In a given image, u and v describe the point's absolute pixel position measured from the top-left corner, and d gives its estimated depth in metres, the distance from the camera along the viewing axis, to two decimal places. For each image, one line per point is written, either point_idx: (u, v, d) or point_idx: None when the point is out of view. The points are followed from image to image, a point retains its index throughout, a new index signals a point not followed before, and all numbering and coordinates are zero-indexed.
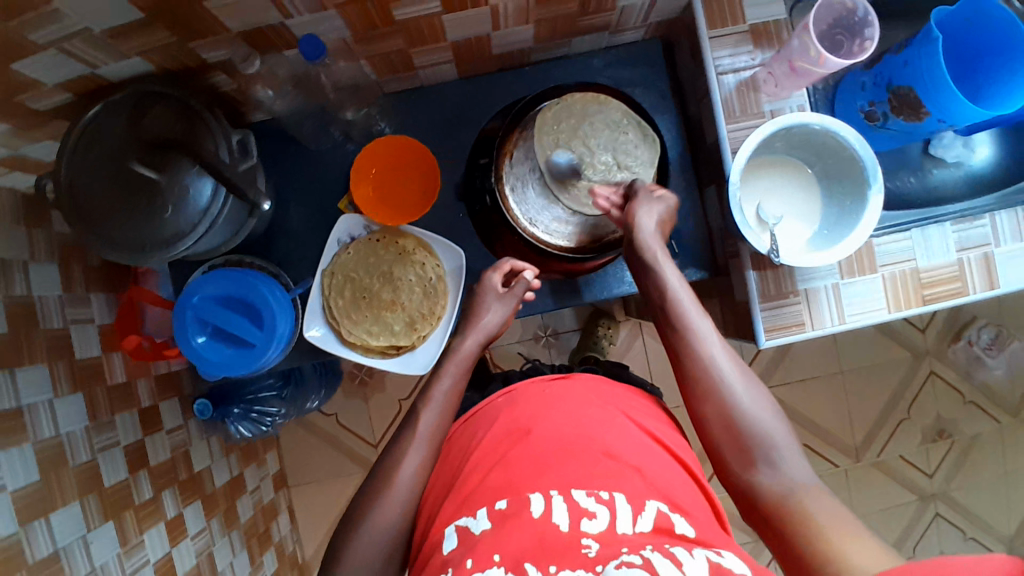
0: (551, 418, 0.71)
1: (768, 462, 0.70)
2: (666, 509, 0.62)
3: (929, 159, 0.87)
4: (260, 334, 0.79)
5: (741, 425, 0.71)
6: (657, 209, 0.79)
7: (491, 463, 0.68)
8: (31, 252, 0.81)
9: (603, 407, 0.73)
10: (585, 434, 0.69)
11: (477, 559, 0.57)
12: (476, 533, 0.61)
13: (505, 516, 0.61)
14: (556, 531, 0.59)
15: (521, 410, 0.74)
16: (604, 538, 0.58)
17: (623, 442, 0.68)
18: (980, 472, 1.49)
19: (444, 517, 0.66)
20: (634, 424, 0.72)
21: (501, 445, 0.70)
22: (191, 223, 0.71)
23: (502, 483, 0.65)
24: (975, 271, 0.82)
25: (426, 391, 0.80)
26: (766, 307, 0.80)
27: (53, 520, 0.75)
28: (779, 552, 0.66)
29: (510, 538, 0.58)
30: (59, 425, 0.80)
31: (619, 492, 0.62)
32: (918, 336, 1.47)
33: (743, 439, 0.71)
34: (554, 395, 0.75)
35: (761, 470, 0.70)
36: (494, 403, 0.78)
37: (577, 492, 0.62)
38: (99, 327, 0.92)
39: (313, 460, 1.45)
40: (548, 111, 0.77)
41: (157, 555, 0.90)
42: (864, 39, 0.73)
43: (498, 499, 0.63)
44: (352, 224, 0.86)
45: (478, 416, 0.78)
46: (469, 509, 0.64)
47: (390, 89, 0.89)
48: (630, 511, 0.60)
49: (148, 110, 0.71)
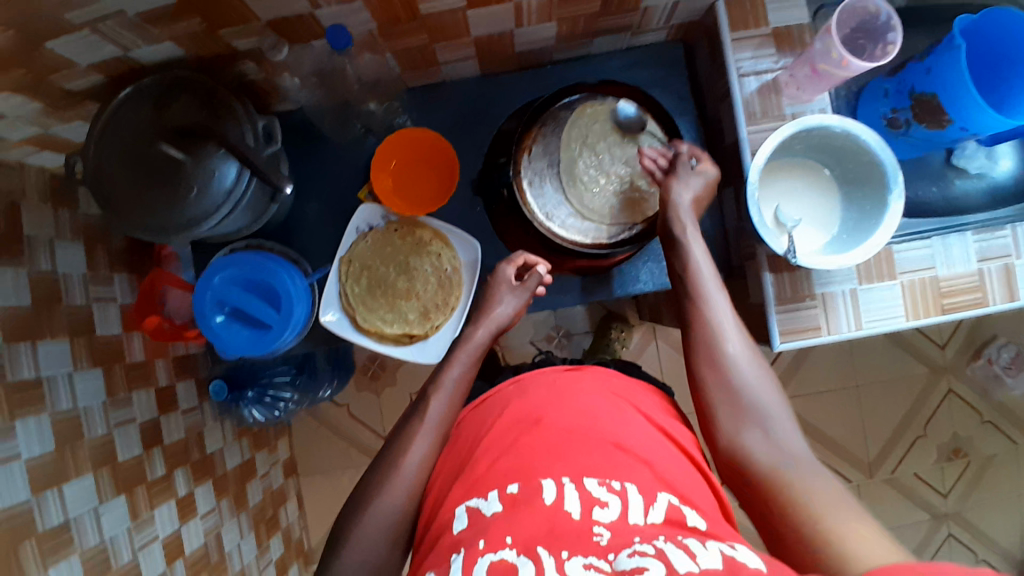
0: (561, 410, 0.72)
1: (763, 432, 0.67)
2: (677, 502, 0.62)
3: (951, 169, 0.86)
4: (276, 316, 0.81)
5: (740, 399, 0.70)
6: (695, 183, 0.78)
7: (502, 448, 0.69)
8: (58, 231, 0.83)
9: (615, 400, 0.74)
10: (599, 427, 0.69)
11: (490, 540, 0.57)
12: (487, 515, 0.61)
13: (516, 501, 0.61)
14: (567, 518, 0.59)
15: (532, 400, 0.75)
16: (615, 527, 0.58)
17: (635, 437, 0.69)
18: (995, 493, 1.46)
19: (453, 499, 0.66)
20: (645, 420, 0.73)
21: (512, 432, 0.71)
22: (215, 205, 0.73)
23: (514, 468, 0.66)
24: (995, 282, 0.81)
25: (436, 378, 0.80)
26: (781, 310, 0.80)
27: (66, 491, 0.77)
28: (764, 522, 0.63)
29: (522, 523, 0.58)
30: (76, 398, 0.82)
31: (630, 484, 0.63)
32: (937, 352, 1.45)
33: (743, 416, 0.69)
34: (566, 387, 0.76)
35: (758, 445, 0.67)
36: (505, 391, 0.79)
37: (589, 481, 0.62)
38: (121, 307, 0.95)
39: (322, 449, 1.46)
40: (650, 118, 0.83)
41: (166, 531, 0.93)
42: (887, 43, 0.73)
43: (510, 484, 0.64)
44: (370, 214, 0.87)
45: (489, 402, 0.79)
46: (480, 491, 0.65)
47: (413, 83, 0.90)
48: (642, 501, 0.61)
49: (177, 95, 0.73)
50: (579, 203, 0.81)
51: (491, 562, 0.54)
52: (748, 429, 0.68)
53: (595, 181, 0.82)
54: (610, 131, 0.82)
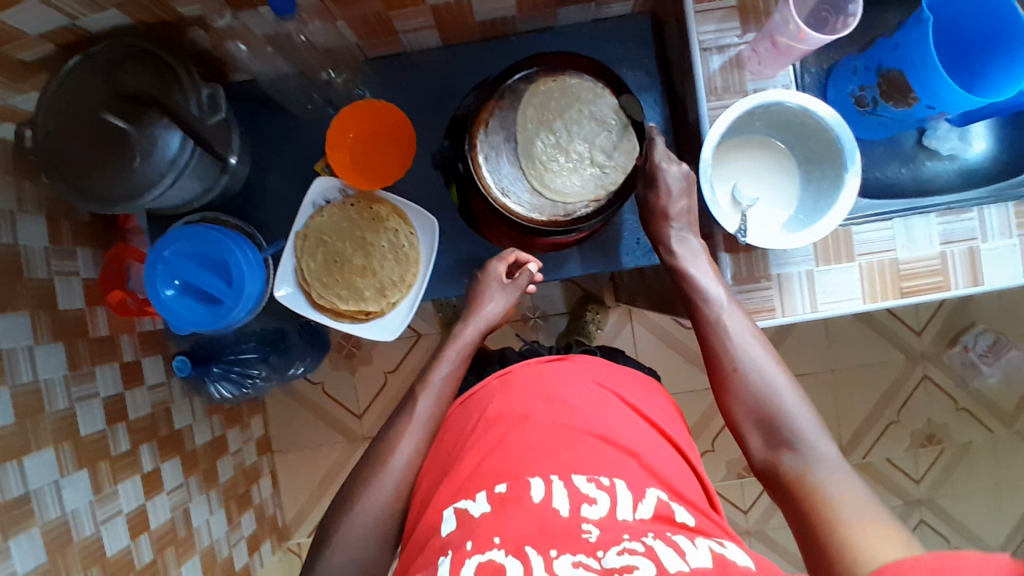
0: (548, 405, 0.70)
1: (791, 446, 0.68)
2: (665, 497, 0.62)
3: (923, 150, 0.85)
4: (229, 292, 0.80)
5: (762, 409, 0.71)
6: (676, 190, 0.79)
7: (487, 448, 0.67)
8: (18, 202, 0.80)
9: (598, 390, 0.73)
10: (583, 419, 0.68)
11: (477, 542, 0.56)
12: (475, 516, 0.59)
13: (504, 500, 0.60)
14: (556, 517, 0.58)
15: (516, 396, 0.72)
16: (604, 524, 0.57)
17: (622, 429, 0.68)
18: (968, 480, 1.46)
19: (441, 501, 0.64)
20: (629, 409, 0.73)
21: (498, 428, 0.69)
22: (159, 173, 0.71)
23: (500, 466, 0.64)
24: (959, 266, 0.79)
25: (424, 377, 0.79)
26: (737, 290, 0.80)
27: (26, 464, 0.77)
28: (796, 525, 0.64)
29: (510, 522, 0.57)
30: (37, 371, 0.81)
31: (619, 479, 0.62)
32: (915, 338, 1.44)
33: (767, 424, 0.70)
34: (551, 378, 0.74)
35: (785, 453, 0.68)
36: (489, 387, 0.76)
37: (578, 477, 0.61)
38: (84, 281, 0.92)
39: (297, 427, 1.46)
40: (607, 90, 0.79)
41: (130, 506, 0.93)
42: (848, 14, 0.71)
43: (498, 483, 0.62)
44: (327, 188, 0.85)
45: (474, 398, 0.76)
46: (467, 493, 0.63)
47: (373, 54, 0.88)
48: (630, 497, 0.60)
49: (123, 62, 0.71)
50: (538, 181, 0.79)
51: (479, 564, 0.53)
52: (779, 445, 0.69)
53: (563, 167, 0.79)
54: (569, 105, 0.79)
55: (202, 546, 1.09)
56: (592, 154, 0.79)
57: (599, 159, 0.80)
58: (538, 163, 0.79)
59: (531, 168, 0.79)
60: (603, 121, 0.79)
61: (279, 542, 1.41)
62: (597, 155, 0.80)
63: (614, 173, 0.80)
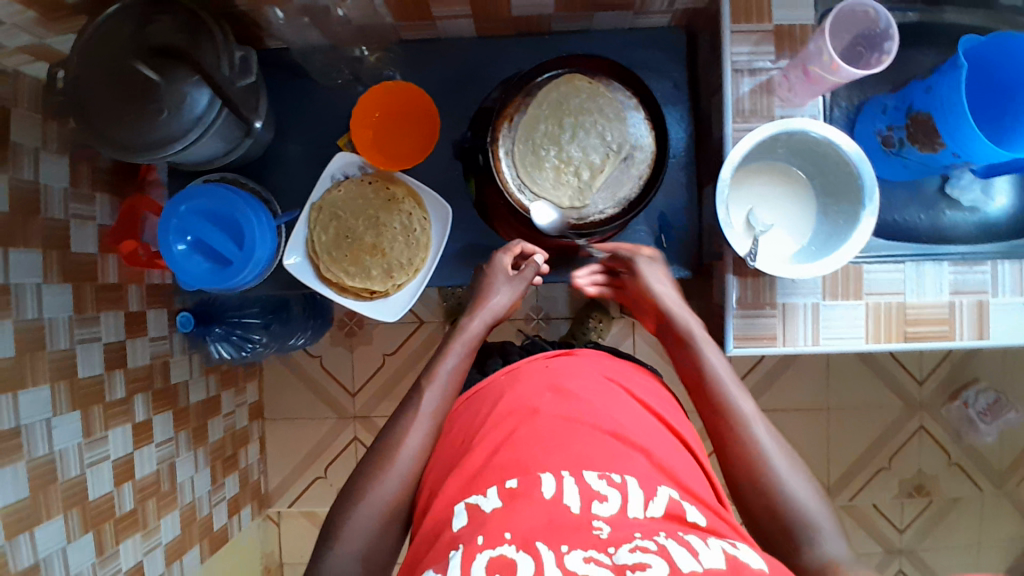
0: (558, 398, 0.69)
1: (809, 541, 0.62)
2: (677, 496, 0.61)
3: (944, 199, 0.84)
4: (237, 254, 0.81)
5: (778, 499, 0.65)
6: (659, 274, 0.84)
7: (495, 442, 0.65)
8: (44, 142, 0.82)
9: (606, 384, 0.72)
10: (590, 413, 0.67)
11: (488, 536, 0.54)
12: (485, 511, 0.58)
13: (514, 495, 0.59)
14: (567, 512, 0.57)
15: (525, 389, 0.71)
16: (615, 521, 0.56)
17: (630, 424, 0.67)
18: (952, 536, 1.45)
19: (450, 494, 0.63)
20: (637, 403, 0.72)
21: (507, 422, 0.67)
22: (183, 129, 0.72)
23: (510, 461, 0.62)
24: (966, 317, 0.79)
25: (430, 369, 0.77)
26: (740, 315, 0.79)
27: (20, 398, 0.78)
28: None
29: (520, 517, 0.56)
30: (42, 309, 0.82)
31: (630, 476, 0.60)
32: (915, 387, 1.43)
33: (783, 518, 0.64)
34: (559, 371, 0.73)
35: (804, 550, 0.62)
36: (496, 380, 0.75)
37: (589, 473, 0.60)
38: (99, 228, 0.93)
39: (290, 398, 1.47)
40: (639, 106, 0.81)
41: (118, 454, 0.94)
42: (882, 52, 0.72)
43: (508, 478, 0.61)
44: (346, 164, 0.86)
45: (482, 392, 0.75)
46: (478, 488, 0.61)
47: (406, 36, 0.89)
48: (641, 495, 0.59)
49: (155, 17, 0.72)
50: (552, 178, 0.81)
51: (489, 558, 0.52)
52: (796, 543, 0.62)
53: (589, 174, 0.80)
54: (594, 109, 0.80)
55: (182, 502, 1.10)
56: (609, 161, 0.80)
57: (616, 168, 0.81)
58: (554, 161, 0.81)
59: (546, 166, 0.80)
60: (625, 131, 0.81)
61: (258, 508, 1.42)
62: (614, 163, 0.80)
63: (629, 183, 0.81)
